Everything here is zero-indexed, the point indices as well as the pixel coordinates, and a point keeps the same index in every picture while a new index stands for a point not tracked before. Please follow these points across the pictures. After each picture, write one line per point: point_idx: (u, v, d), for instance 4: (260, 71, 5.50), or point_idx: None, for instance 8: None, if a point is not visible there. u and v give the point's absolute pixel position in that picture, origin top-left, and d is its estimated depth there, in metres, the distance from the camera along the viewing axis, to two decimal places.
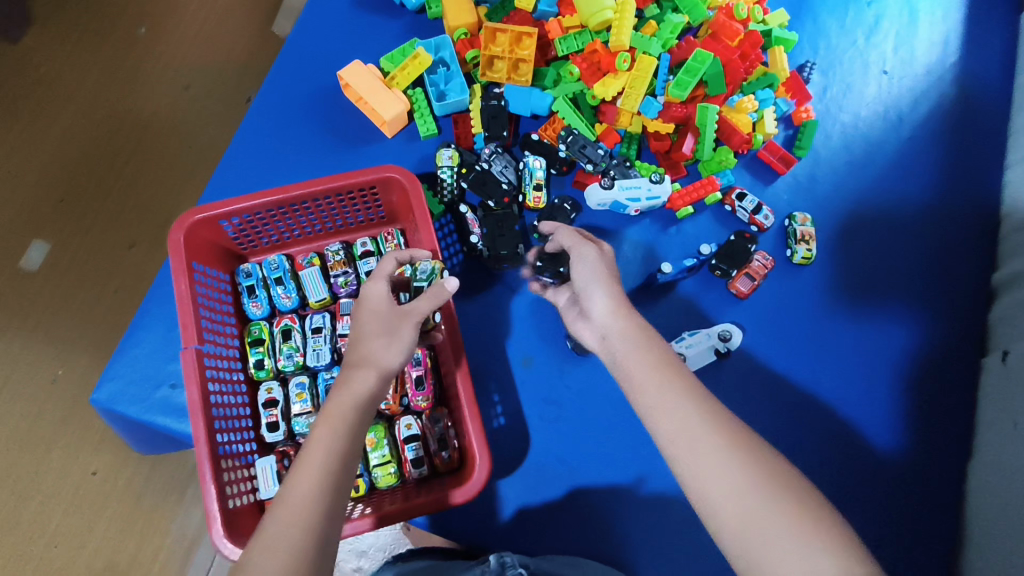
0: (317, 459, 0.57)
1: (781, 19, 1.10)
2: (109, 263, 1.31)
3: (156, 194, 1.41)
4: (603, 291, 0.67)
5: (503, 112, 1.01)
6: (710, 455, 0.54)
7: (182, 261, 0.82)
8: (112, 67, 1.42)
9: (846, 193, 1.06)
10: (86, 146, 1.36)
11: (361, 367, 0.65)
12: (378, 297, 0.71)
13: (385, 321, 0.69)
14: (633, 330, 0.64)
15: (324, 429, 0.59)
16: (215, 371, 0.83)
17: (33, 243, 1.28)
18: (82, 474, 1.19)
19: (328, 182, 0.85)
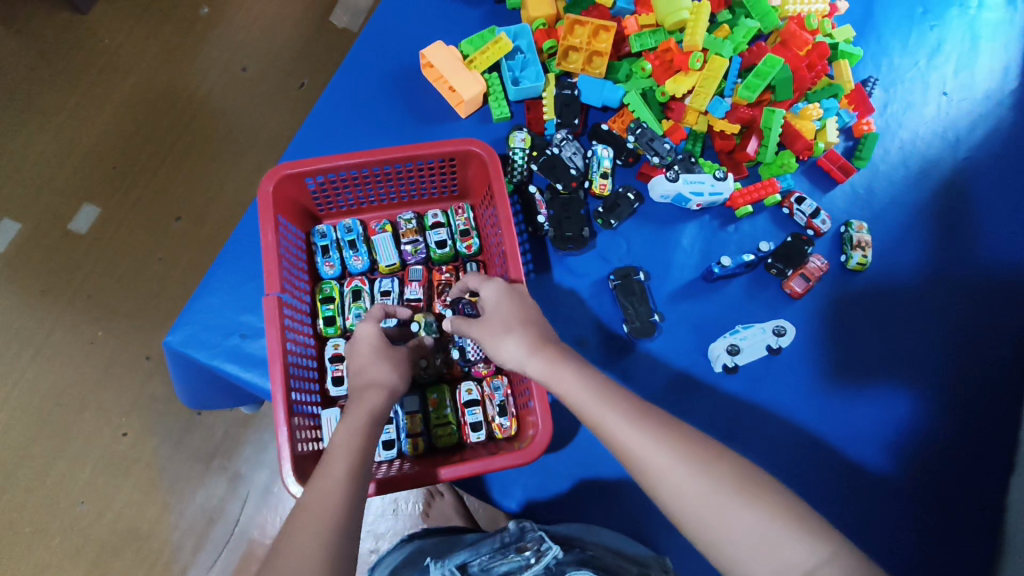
0: (341, 459, 0.61)
1: (847, 35, 1.12)
2: (158, 234, 1.45)
3: (209, 170, 1.52)
4: (502, 348, 0.69)
5: (575, 101, 1.05)
6: (642, 455, 0.56)
7: (269, 212, 0.86)
8: (171, 61, 1.62)
9: (904, 207, 1.08)
10: (132, 134, 1.54)
11: (371, 389, 0.70)
12: (371, 333, 0.77)
13: (386, 352, 0.75)
14: (548, 357, 0.65)
15: (341, 434, 0.64)
16: (291, 322, 0.86)
17: (83, 213, 1.46)
18: (114, 434, 1.29)
19: (413, 150, 0.89)
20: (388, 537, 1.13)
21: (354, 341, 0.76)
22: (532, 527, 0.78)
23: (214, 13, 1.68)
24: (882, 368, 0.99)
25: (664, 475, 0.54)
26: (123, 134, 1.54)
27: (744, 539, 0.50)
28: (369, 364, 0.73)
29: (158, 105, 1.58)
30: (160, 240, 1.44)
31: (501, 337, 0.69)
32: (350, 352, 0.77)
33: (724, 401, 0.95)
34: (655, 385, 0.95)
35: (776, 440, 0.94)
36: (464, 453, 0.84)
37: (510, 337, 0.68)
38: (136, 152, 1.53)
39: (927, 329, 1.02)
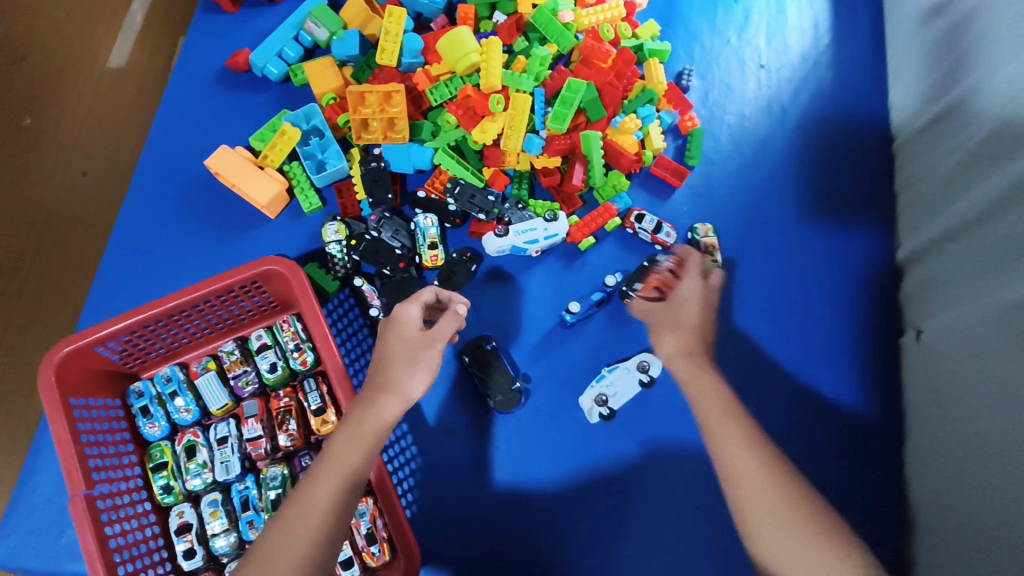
0: (334, 472, 0.62)
1: (652, 31, 1.07)
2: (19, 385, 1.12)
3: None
4: (666, 335, 0.79)
5: (384, 174, 0.97)
6: (745, 464, 0.65)
7: (57, 402, 0.77)
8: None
9: (745, 195, 1.05)
10: None
11: (386, 395, 0.66)
12: (410, 322, 0.71)
13: (412, 347, 0.69)
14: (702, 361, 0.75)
15: (343, 442, 0.63)
16: (114, 511, 0.77)
17: None
18: None
19: (206, 286, 0.82)
20: None
21: (396, 321, 0.71)
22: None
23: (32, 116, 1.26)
24: (757, 368, 0.98)
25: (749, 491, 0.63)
26: None
27: (787, 530, 0.60)
28: (390, 363, 0.68)
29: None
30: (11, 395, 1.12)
31: (664, 331, 0.79)
32: (381, 334, 0.71)
33: (607, 449, 0.91)
34: (537, 450, 0.91)
35: (672, 476, 0.89)
36: None
37: (666, 334, 0.79)
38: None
39: (797, 312, 1.01)
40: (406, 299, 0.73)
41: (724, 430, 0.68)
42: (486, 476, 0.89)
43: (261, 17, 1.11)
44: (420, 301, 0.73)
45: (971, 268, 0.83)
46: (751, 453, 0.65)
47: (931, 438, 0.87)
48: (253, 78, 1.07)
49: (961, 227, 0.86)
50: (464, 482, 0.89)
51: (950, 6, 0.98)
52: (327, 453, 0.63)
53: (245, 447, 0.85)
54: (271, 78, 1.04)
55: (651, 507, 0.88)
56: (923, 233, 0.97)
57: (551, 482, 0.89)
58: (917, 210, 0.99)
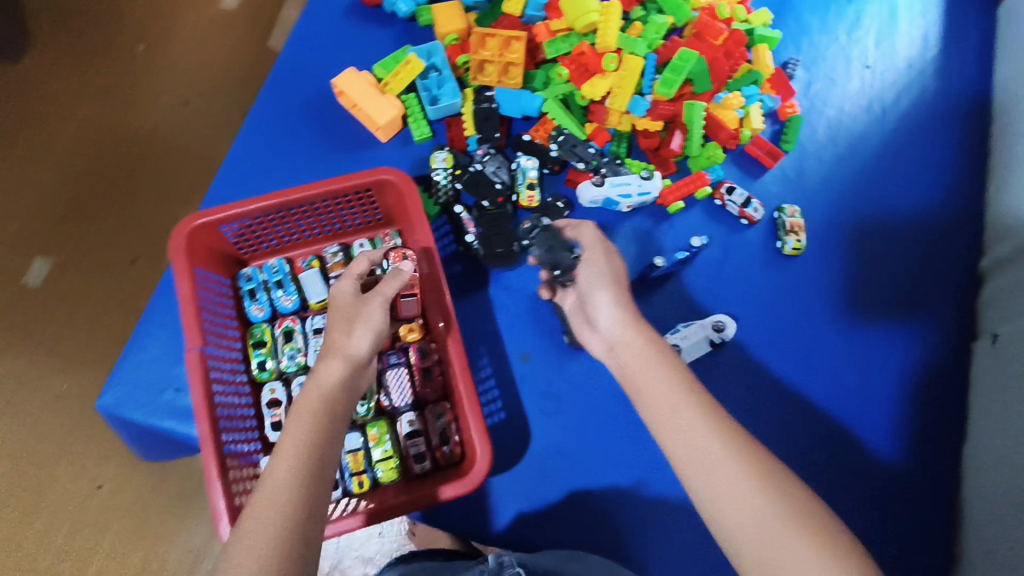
0: (288, 451, 0.60)
1: (764, 18, 1.11)
2: (112, 278, 1.42)
3: (162, 206, 1.51)
4: (606, 291, 0.75)
5: (495, 114, 1.03)
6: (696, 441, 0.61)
7: (184, 265, 0.84)
8: (110, 89, 1.60)
9: (836, 185, 1.08)
10: (107, 168, 1.53)
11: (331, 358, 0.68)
12: (342, 296, 0.73)
13: (352, 310, 0.72)
14: (649, 340, 0.70)
15: (293, 425, 0.62)
16: (219, 373, 0.85)
17: (36, 262, 1.43)
18: (88, 487, 1.26)
19: (326, 184, 0.88)
20: (377, 560, 1.13)
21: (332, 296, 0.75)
22: (510, 562, 0.79)
23: (150, 47, 1.65)
24: (826, 349, 1.00)
25: (729, 494, 0.57)
26: (96, 172, 1.52)
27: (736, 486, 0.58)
28: (329, 332, 0.70)
29: (104, 138, 1.56)
30: (115, 285, 1.42)
31: (595, 289, 0.76)
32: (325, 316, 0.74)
33: None
34: (604, 393, 0.95)
35: None
36: (409, 486, 0.83)
37: (609, 306, 0.74)
38: (79, 195, 1.50)
39: (871, 303, 1.02)
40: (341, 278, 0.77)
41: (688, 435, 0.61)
42: (553, 407, 0.94)
43: None
44: (354, 274, 0.77)
45: None
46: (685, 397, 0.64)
47: (993, 437, 0.88)
48: (382, 13, 1.14)
49: None
50: (532, 409, 0.94)
51: None
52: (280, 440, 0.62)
53: None
54: (399, 14, 1.12)
55: None
56: (1008, 244, 0.98)
57: (611, 423, 0.93)
58: (1006, 221, 1.01)
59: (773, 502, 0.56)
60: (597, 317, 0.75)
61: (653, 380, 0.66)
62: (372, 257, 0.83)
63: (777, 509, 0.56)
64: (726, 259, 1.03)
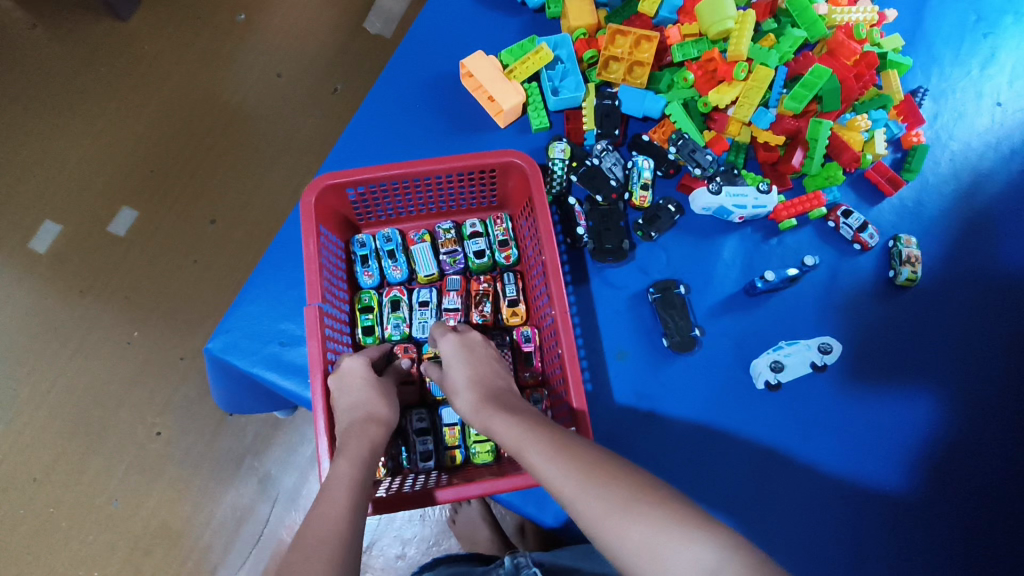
0: (344, 484, 0.61)
1: (895, 44, 1.09)
2: (192, 235, 1.46)
3: (247, 171, 1.54)
4: (460, 398, 0.72)
5: (615, 112, 1.04)
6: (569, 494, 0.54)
7: (311, 222, 0.86)
8: (210, 54, 1.65)
9: (953, 221, 1.05)
10: (200, 130, 1.58)
11: (372, 423, 0.71)
12: (360, 369, 0.79)
13: (373, 387, 0.77)
14: (493, 410, 0.67)
15: (345, 462, 0.64)
16: (331, 332, 0.86)
17: (123, 212, 1.49)
18: (148, 434, 1.31)
19: (454, 161, 0.89)
20: (415, 543, 1.20)
21: (346, 371, 0.78)
22: (527, 564, 0.84)
23: (250, 19, 1.69)
24: (927, 387, 0.97)
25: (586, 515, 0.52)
26: (187, 133, 1.57)
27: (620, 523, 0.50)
28: (362, 401, 0.74)
29: (199, 101, 1.61)
30: (194, 243, 1.46)
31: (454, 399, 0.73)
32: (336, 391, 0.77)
33: (767, 417, 0.94)
34: (697, 401, 0.94)
35: (819, 458, 0.93)
36: (503, 466, 0.83)
37: (463, 391, 0.72)
38: (172, 154, 1.55)
39: (976, 347, 0.99)
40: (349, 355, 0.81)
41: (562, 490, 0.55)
42: (646, 409, 0.93)
43: None
44: (364, 354, 0.82)
45: None
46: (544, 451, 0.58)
47: None
48: (509, 2, 1.16)
49: None
50: (620, 427, 0.92)
51: None
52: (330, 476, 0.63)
53: (442, 315, 0.93)
54: (529, 5, 1.13)
55: (797, 482, 0.91)
56: None
57: (703, 432, 0.92)
58: None
59: (615, 500, 0.52)
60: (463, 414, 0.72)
61: (512, 442, 0.62)
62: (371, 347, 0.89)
63: (624, 510, 0.51)
64: (835, 282, 1.01)
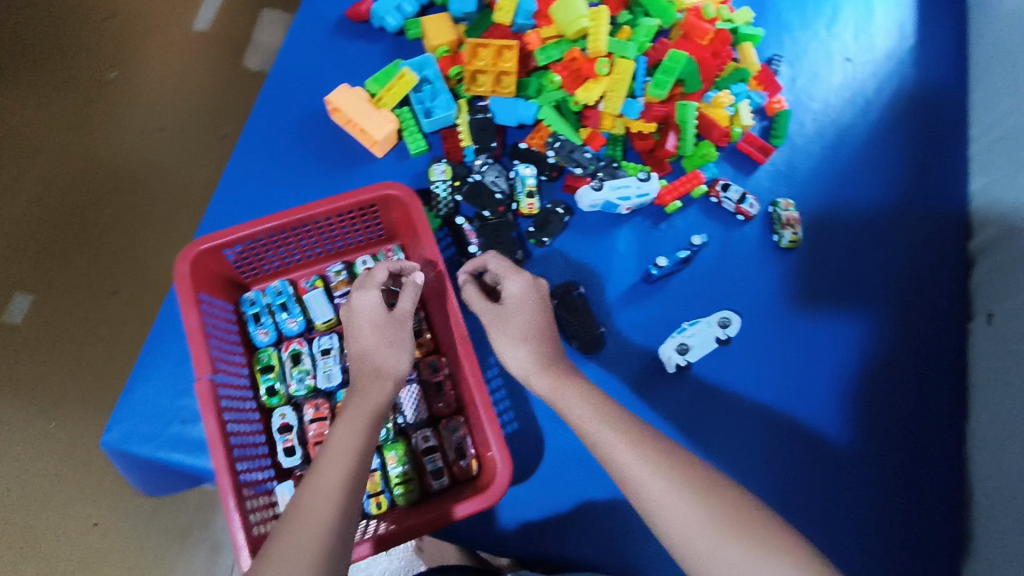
0: (339, 459, 0.62)
1: (746, 17, 1.13)
2: (93, 310, 1.37)
3: (141, 235, 1.45)
4: (523, 347, 0.72)
5: (490, 124, 1.04)
6: (662, 501, 0.56)
7: (189, 293, 0.82)
8: (87, 118, 1.56)
9: (826, 177, 1.10)
10: (89, 200, 1.49)
11: (379, 376, 0.70)
12: (370, 306, 0.76)
13: (385, 329, 0.75)
14: (576, 388, 0.68)
15: (343, 431, 0.64)
16: (229, 401, 0.83)
17: (16, 299, 1.38)
18: (83, 526, 1.19)
19: (328, 203, 0.87)
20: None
21: (354, 312, 0.76)
22: None
23: (122, 74, 1.61)
24: (829, 339, 1.00)
25: (662, 515, 0.56)
26: (74, 206, 1.48)
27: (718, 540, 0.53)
28: (372, 350, 0.73)
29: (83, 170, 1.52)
30: (95, 316, 1.37)
31: (511, 345, 0.73)
32: (349, 327, 0.76)
33: (685, 398, 0.95)
34: (616, 394, 0.95)
35: (741, 428, 0.95)
36: (432, 504, 0.81)
37: (521, 345, 0.72)
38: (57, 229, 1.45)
39: (868, 291, 1.04)
40: (360, 287, 0.78)
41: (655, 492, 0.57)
42: None
43: None
44: (375, 286, 0.78)
45: None
46: (638, 452, 0.60)
47: (993, 415, 0.93)
48: (370, 29, 1.14)
49: None
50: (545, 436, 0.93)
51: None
52: (328, 445, 0.63)
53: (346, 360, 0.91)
54: (388, 29, 1.12)
55: (725, 454, 0.93)
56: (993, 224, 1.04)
57: None
58: (993, 204, 1.04)
59: (700, 513, 0.55)
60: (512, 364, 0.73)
61: (588, 427, 0.64)
62: (391, 263, 0.84)
63: (709, 522, 0.54)
64: (727, 255, 1.04)
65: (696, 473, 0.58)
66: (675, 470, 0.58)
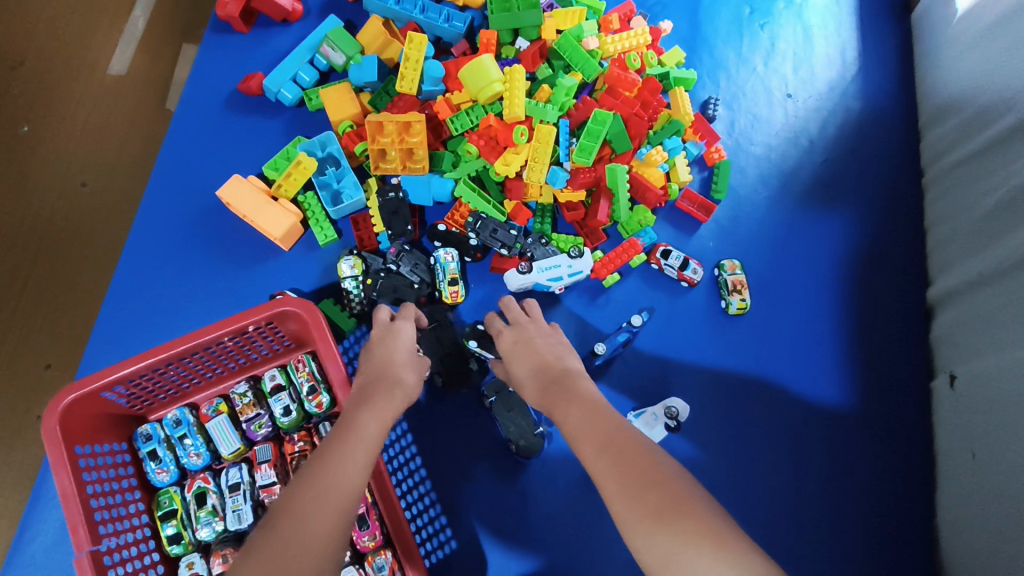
0: (356, 440, 0.59)
1: (677, 57, 1.05)
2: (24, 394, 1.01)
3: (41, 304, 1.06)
4: (528, 365, 0.72)
5: (403, 205, 0.93)
6: (616, 489, 0.52)
7: (62, 451, 0.72)
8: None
9: (773, 229, 1.03)
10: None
11: (398, 385, 0.68)
12: (407, 334, 0.77)
13: (411, 353, 0.75)
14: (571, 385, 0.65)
15: (367, 415, 0.62)
16: (120, 566, 0.73)
17: None
18: None
19: (219, 327, 0.78)
20: None
21: (394, 329, 0.77)
22: None
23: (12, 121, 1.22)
24: (780, 411, 0.96)
25: (632, 513, 0.49)
26: None
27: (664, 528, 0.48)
28: (399, 362, 0.72)
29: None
30: None
31: (520, 364, 0.73)
32: (375, 343, 0.76)
33: None
34: (558, 498, 0.89)
35: None
36: None
37: (527, 365, 0.72)
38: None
39: (821, 352, 0.98)
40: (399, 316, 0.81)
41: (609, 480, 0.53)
42: (511, 523, 0.88)
43: (275, 38, 1.07)
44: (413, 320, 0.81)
45: (1000, 316, 0.82)
46: (605, 446, 0.55)
47: (963, 486, 0.85)
48: (265, 102, 1.03)
49: (997, 271, 0.84)
50: (487, 552, 0.87)
51: (968, 53, 0.98)
52: (349, 424, 0.61)
53: (258, 494, 0.81)
54: (285, 102, 1.01)
55: None
56: (954, 273, 0.95)
57: (573, 529, 0.88)
58: (948, 248, 0.97)
59: (650, 495, 0.50)
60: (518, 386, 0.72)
61: (571, 428, 0.60)
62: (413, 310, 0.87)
63: (684, 520, 0.47)
64: (672, 328, 0.98)
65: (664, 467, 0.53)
66: (636, 461, 0.53)
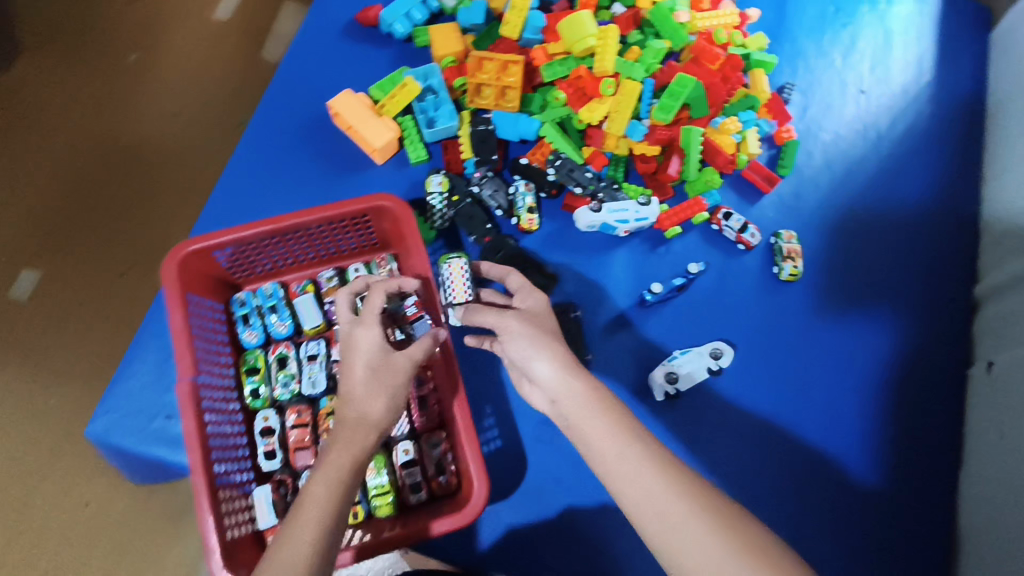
0: (315, 509, 0.57)
1: (760, 43, 1.12)
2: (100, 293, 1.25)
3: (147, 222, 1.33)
4: (544, 356, 0.62)
5: (491, 136, 1.02)
6: (667, 522, 0.51)
7: (176, 292, 0.82)
8: (100, 99, 1.41)
9: (832, 209, 1.08)
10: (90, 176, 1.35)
11: (361, 425, 0.62)
12: (369, 344, 0.66)
13: (382, 370, 0.65)
14: (585, 391, 0.59)
15: (318, 483, 0.58)
16: (212, 404, 0.82)
17: (22, 273, 1.26)
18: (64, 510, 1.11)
19: (321, 211, 0.87)
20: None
21: (349, 349, 0.66)
22: None
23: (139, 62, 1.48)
24: (821, 375, 0.99)
25: (658, 526, 0.52)
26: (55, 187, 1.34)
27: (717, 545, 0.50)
28: (353, 394, 0.63)
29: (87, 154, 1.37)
30: (97, 300, 1.25)
31: (532, 357, 0.62)
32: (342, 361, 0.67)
33: (671, 426, 0.94)
34: None
35: (728, 458, 0.94)
36: (410, 518, 0.81)
37: (539, 359, 0.62)
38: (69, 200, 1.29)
39: (867, 326, 1.02)
40: (360, 318, 0.68)
41: (658, 497, 0.53)
42: (551, 433, 0.93)
43: None
44: (377, 318, 0.68)
45: None
46: (649, 470, 0.54)
47: (990, 464, 0.89)
48: (378, 34, 1.14)
49: None
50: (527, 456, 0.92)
51: None
52: (304, 496, 0.58)
53: (333, 367, 0.90)
54: (396, 35, 1.11)
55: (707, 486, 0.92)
56: (1005, 270, 0.99)
57: None
58: (1000, 248, 1.02)
59: (701, 515, 0.51)
60: (531, 374, 0.62)
61: (591, 444, 0.57)
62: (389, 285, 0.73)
63: (707, 527, 0.50)
64: (725, 284, 1.03)
65: (717, 497, 0.53)
66: (689, 488, 0.53)
